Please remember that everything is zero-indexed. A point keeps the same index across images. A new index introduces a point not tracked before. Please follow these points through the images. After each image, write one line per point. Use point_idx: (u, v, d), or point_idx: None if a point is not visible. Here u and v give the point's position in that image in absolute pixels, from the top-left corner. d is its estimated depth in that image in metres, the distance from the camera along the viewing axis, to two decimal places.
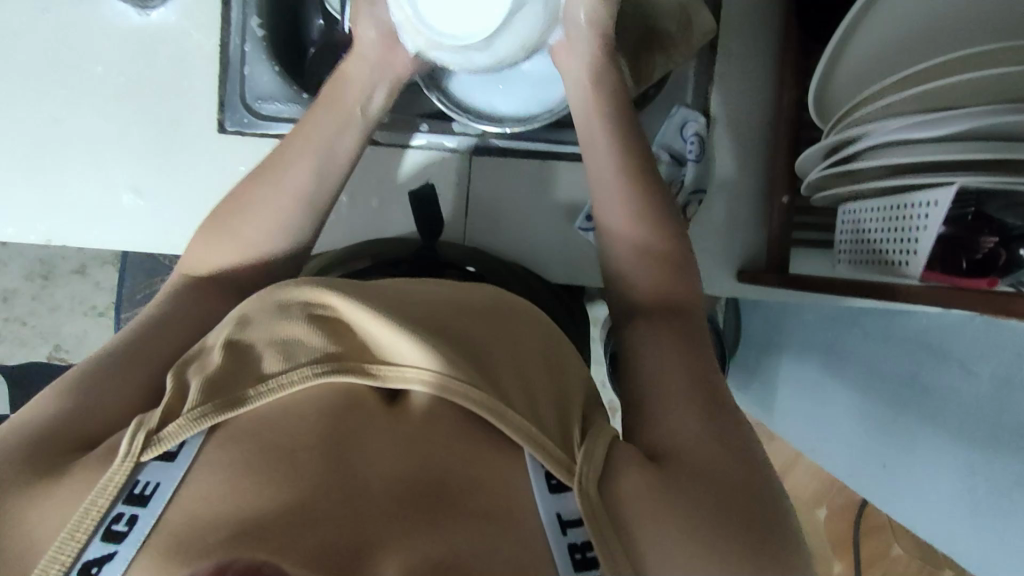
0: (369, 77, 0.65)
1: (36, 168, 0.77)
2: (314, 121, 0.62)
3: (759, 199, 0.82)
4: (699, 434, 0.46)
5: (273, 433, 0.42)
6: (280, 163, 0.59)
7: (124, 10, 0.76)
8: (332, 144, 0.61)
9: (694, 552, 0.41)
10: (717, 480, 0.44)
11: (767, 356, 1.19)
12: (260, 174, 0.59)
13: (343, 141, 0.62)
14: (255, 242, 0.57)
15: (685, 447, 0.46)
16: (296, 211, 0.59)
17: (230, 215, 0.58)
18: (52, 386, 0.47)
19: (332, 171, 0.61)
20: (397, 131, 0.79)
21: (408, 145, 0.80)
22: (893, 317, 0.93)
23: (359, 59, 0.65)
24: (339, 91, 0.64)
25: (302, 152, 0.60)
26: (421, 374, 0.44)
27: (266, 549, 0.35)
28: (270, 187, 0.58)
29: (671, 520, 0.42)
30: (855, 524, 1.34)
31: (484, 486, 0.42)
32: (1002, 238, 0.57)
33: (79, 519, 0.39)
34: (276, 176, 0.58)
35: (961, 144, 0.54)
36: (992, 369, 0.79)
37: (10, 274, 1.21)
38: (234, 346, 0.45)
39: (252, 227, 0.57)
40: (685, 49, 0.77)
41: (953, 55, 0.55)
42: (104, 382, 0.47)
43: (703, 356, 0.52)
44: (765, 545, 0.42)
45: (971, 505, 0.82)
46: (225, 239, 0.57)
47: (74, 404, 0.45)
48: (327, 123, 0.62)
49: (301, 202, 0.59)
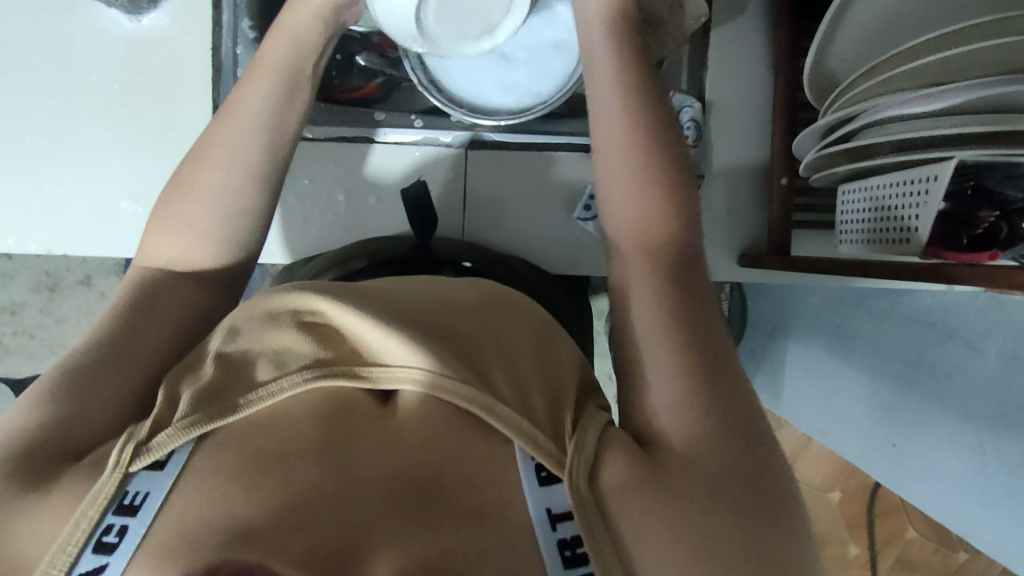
0: (310, 35, 0.61)
1: (34, 178, 0.77)
2: (248, 91, 0.59)
3: (758, 183, 0.81)
4: (688, 425, 0.45)
5: (262, 439, 0.43)
6: (224, 139, 0.57)
7: (115, 16, 0.76)
8: (273, 114, 0.58)
9: (685, 550, 0.40)
10: (706, 471, 0.43)
11: (773, 342, 1.17)
12: (203, 150, 0.57)
13: (289, 110, 0.60)
14: (228, 241, 0.56)
15: (673, 433, 0.45)
16: (247, 189, 0.57)
17: (179, 193, 0.56)
18: (23, 395, 0.46)
19: (278, 141, 0.59)
20: (365, 125, 0.80)
21: (375, 139, 0.80)
22: (893, 297, 0.94)
23: (295, 13, 0.61)
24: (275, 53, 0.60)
25: (246, 126, 0.57)
26: (411, 373, 0.44)
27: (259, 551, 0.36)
28: (223, 169, 0.56)
29: (657, 511, 0.42)
30: (868, 506, 1.34)
31: (472, 482, 0.42)
32: (1001, 212, 0.57)
33: (71, 531, 0.39)
34: (227, 154, 0.56)
35: (958, 118, 0.54)
36: (998, 348, 0.82)
37: (17, 287, 1.21)
38: (224, 358, 0.46)
39: (202, 212, 0.55)
40: (677, 35, 0.75)
41: (946, 31, 0.54)
42: (80, 395, 0.46)
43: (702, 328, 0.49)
44: (762, 536, 0.41)
45: (982, 484, 0.82)
46: (182, 232, 0.55)
47: (53, 411, 0.45)
48: (268, 88, 0.59)
49: (252, 176, 0.57)
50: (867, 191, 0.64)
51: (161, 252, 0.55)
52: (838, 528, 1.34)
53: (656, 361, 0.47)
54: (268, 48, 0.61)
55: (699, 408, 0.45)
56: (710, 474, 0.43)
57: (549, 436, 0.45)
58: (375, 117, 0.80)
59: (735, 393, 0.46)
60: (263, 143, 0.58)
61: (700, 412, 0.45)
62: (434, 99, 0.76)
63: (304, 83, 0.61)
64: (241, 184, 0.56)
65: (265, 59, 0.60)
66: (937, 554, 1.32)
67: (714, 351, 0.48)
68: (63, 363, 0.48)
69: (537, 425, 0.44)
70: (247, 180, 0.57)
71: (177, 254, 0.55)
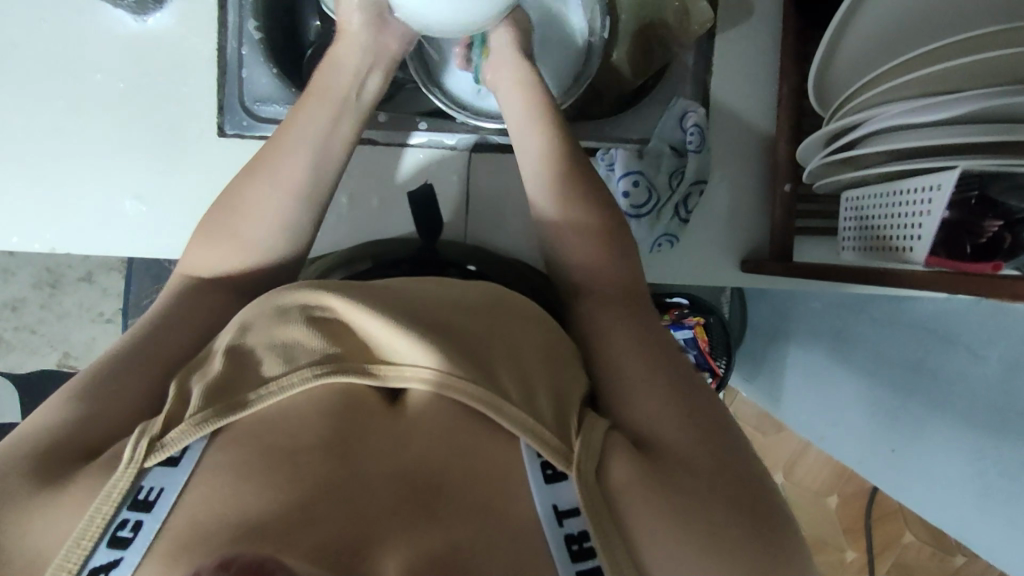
0: (358, 64, 0.63)
1: (39, 176, 0.77)
2: (297, 116, 0.61)
3: (762, 188, 0.81)
4: (680, 426, 0.47)
5: (272, 435, 0.43)
6: (271, 161, 0.58)
7: (121, 16, 0.76)
8: (320, 139, 0.60)
9: (693, 543, 0.42)
10: (703, 468, 0.45)
11: (772, 347, 1.17)
12: (255, 168, 0.59)
13: (335, 134, 0.61)
14: (256, 247, 0.57)
15: (670, 436, 0.46)
16: (288, 203, 0.58)
17: (231, 204, 0.58)
18: (58, 395, 0.47)
19: (327, 168, 0.60)
20: (394, 131, 0.79)
21: (407, 144, 0.80)
22: (893, 306, 0.95)
23: (348, 43, 0.63)
24: (327, 79, 0.62)
25: (292, 147, 0.59)
26: (418, 372, 0.45)
27: (273, 545, 0.36)
28: (269, 185, 0.57)
29: (664, 508, 0.43)
30: (866, 510, 1.34)
31: (485, 479, 0.42)
32: (1006, 221, 0.58)
33: (85, 526, 0.39)
34: (273, 172, 0.58)
35: (962, 127, 0.54)
36: (999, 355, 0.81)
37: (19, 283, 1.21)
38: (235, 352, 0.46)
39: (252, 226, 0.57)
40: (684, 39, 0.76)
41: (952, 41, 0.54)
42: (105, 391, 0.47)
43: (661, 342, 0.53)
44: (757, 526, 0.43)
45: (982, 489, 0.82)
46: (224, 241, 0.57)
47: (69, 412, 0.45)
48: (317, 116, 0.61)
49: (299, 197, 0.59)
50: (872, 198, 0.64)
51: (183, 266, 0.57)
52: (836, 533, 1.34)
53: (642, 372, 0.50)
54: (318, 77, 0.63)
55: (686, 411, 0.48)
56: (707, 470, 0.45)
57: (556, 431, 0.45)
58: (380, 119, 0.79)
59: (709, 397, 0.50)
60: (308, 163, 0.59)
61: (690, 420, 0.47)
62: (438, 101, 0.78)
63: (351, 109, 0.63)
64: (282, 202, 0.58)
65: (312, 88, 0.62)
66: (935, 559, 1.32)
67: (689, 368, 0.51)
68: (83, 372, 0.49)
69: (543, 420, 0.45)
70: (291, 196, 0.58)
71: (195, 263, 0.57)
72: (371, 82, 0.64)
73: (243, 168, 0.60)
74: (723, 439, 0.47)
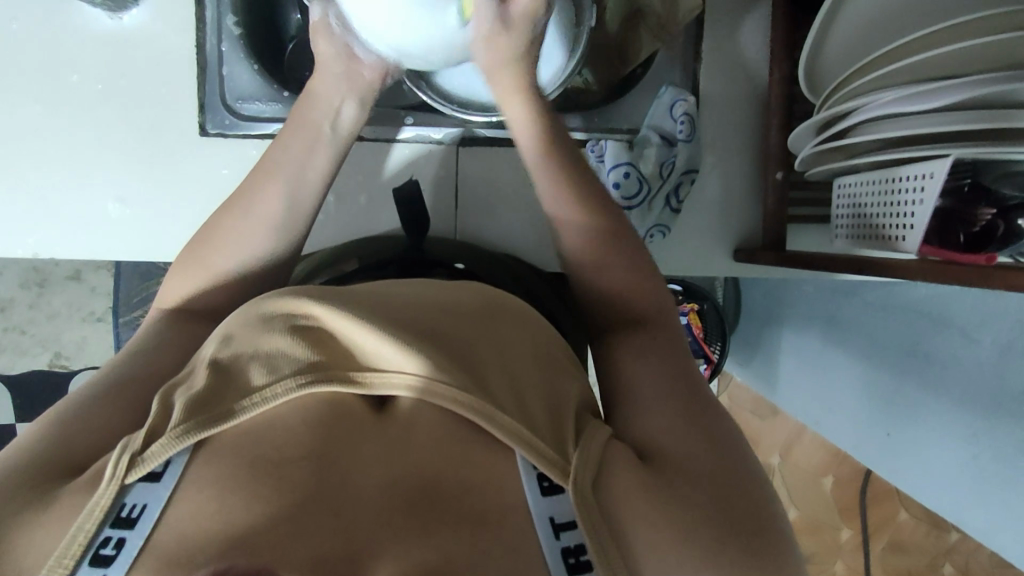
0: (334, 94, 0.65)
1: (20, 181, 0.75)
2: (281, 144, 0.63)
3: (754, 176, 0.81)
4: (686, 441, 0.47)
5: (259, 448, 0.42)
6: (248, 190, 0.61)
7: (96, 15, 0.74)
8: (296, 166, 0.62)
9: (690, 556, 0.42)
10: (705, 481, 0.45)
11: (767, 329, 1.20)
12: (233, 200, 0.61)
13: (312, 164, 0.63)
14: (226, 269, 0.59)
15: (671, 452, 0.46)
16: (265, 236, 0.60)
17: (205, 240, 0.60)
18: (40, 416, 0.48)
19: (302, 195, 0.62)
20: (381, 126, 0.78)
21: (397, 138, 0.79)
22: (891, 287, 0.94)
23: (326, 76, 0.65)
24: (305, 110, 0.65)
25: (269, 175, 0.61)
26: (406, 378, 0.44)
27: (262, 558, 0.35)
28: (245, 217, 0.60)
29: (663, 519, 0.43)
30: (861, 490, 1.36)
31: (472, 488, 0.42)
32: (999, 210, 0.58)
33: (66, 545, 0.39)
34: (247, 202, 0.60)
35: (957, 114, 0.53)
36: (993, 338, 0.79)
37: (6, 283, 1.20)
38: (220, 366, 0.45)
39: (220, 255, 0.59)
40: (673, 26, 0.75)
41: (944, 25, 0.53)
42: (87, 414, 0.47)
43: (677, 363, 0.53)
44: (758, 545, 0.43)
45: (976, 473, 0.81)
46: (195, 269, 0.59)
47: (48, 438, 0.45)
48: (293, 144, 0.63)
49: (269, 223, 0.60)
50: (863, 184, 0.64)
51: (165, 289, 0.59)
52: (831, 512, 1.36)
53: (650, 392, 0.51)
54: (298, 108, 0.65)
55: (694, 429, 0.48)
56: (710, 485, 0.45)
57: (546, 439, 0.44)
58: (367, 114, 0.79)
59: (718, 418, 0.50)
60: (285, 191, 0.61)
61: (697, 437, 0.47)
62: (425, 95, 0.74)
63: (325, 138, 0.65)
64: (256, 231, 0.60)
65: (293, 118, 0.65)
66: (929, 536, 1.34)
67: (700, 391, 0.51)
68: (71, 396, 0.49)
69: (537, 431, 0.44)
70: (266, 225, 0.60)
71: (186, 287, 0.58)
72: (346, 112, 0.66)
73: (222, 200, 0.62)
74: (731, 456, 0.47)
